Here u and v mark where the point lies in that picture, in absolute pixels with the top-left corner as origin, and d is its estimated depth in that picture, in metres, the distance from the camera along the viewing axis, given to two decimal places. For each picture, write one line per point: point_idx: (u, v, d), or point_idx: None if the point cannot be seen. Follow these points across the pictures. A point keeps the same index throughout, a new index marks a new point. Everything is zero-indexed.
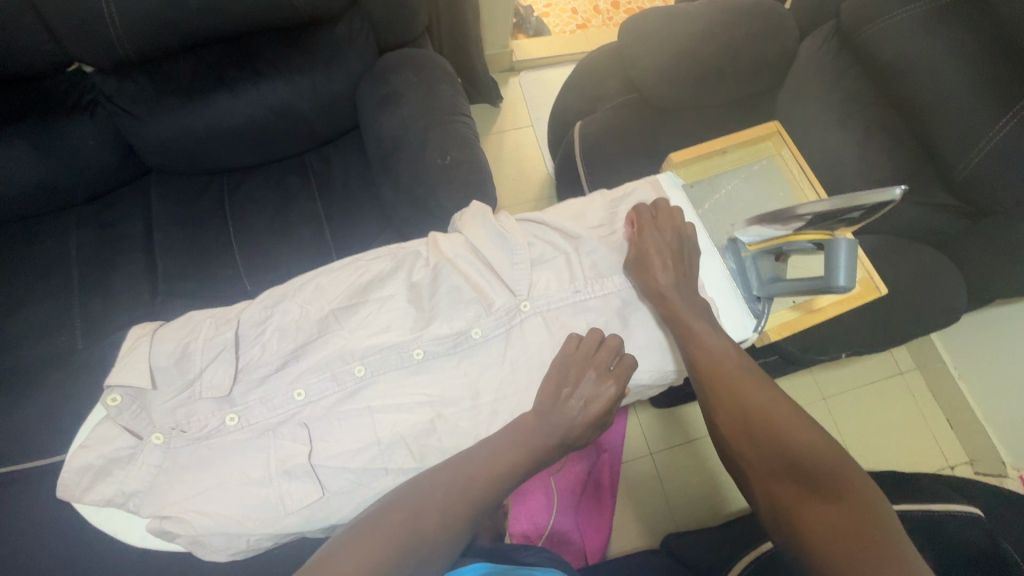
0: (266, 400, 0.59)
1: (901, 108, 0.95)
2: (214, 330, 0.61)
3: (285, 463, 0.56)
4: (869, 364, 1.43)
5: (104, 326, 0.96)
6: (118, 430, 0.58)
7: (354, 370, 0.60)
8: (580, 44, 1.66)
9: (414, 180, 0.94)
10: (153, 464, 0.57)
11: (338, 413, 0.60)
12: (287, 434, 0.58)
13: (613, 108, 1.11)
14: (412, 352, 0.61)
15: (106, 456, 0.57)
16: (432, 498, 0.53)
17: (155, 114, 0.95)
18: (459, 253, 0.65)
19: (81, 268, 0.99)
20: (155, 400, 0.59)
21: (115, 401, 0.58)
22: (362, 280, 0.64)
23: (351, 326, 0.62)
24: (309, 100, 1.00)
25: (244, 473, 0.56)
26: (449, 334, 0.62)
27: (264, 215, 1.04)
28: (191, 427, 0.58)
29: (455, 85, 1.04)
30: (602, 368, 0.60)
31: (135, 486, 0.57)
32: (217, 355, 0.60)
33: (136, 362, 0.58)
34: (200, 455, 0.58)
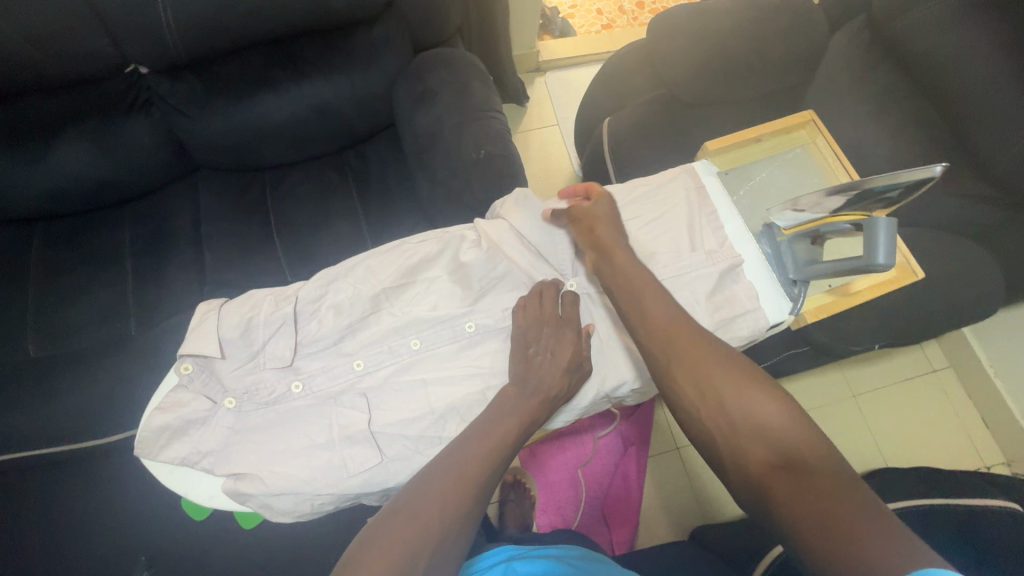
0: (327, 369, 0.63)
1: (936, 99, 0.94)
2: (274, 305, 0.65)
3: (346, 429, 0.60)
4: (900, 361, 1.41)
5: (156, 313, 1.01)
6: (189, 397, 0.62)
7: (410, 343, 0.64)
8: (605, 44, 1.68)
9: (449, 173, 0.97)
10: (226, 426, 0.62)
11: (394, 385, 0.63)
12: (347, 403, 0.62)
13: (641, 104, 1.13)
14: (465, 326, 0.64)
15: (182, 418, 0.61)
16: (464, 469, 0.55)
17: (205, 113, 1.00)
18: (506, 236, 0.68)
19: (136, 257, 1.05)
20: (223, 369, 0.62)
21: (188, 369, 0.62)
22: (411, 262, 0.66)
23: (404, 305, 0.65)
24: (348, 98, 1.04)
25: (308, 438, 0.60)
26: (497, 313, 0.66)
27: (306, 208, 1.09)
28: (260, 391, 0.62)
29: (488, 83, 1.07)
30: (554, 318, 0.63)
31: (210, 446, 0.61)
32: (277, 329, 0.64)
33: (206, 334, 0.62)
34: (268, 418, 0.62)
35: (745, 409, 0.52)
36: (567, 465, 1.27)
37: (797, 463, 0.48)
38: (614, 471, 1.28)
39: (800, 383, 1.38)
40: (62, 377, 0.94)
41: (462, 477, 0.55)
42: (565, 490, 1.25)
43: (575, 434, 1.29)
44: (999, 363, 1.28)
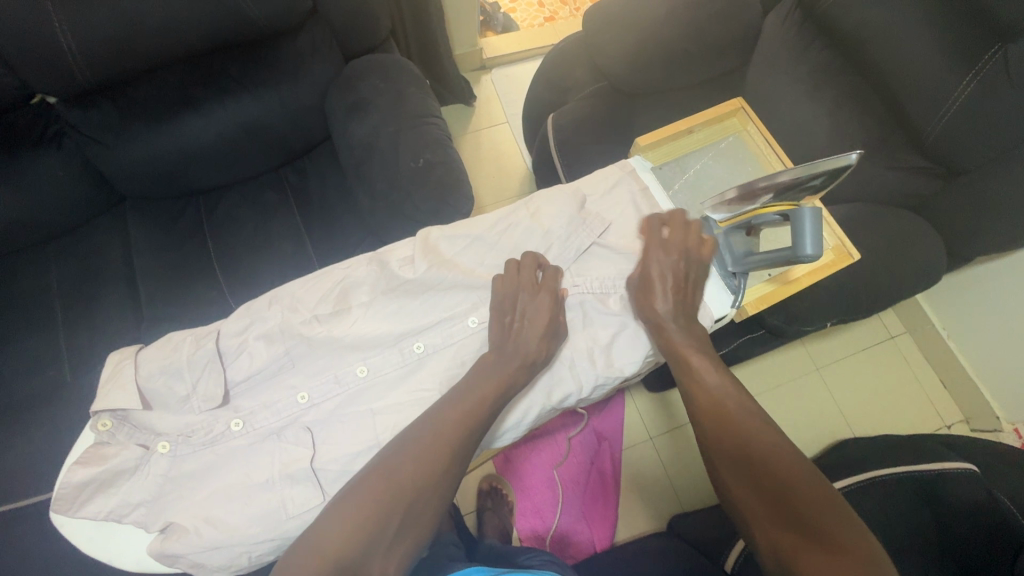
0: (269, 404, 0.60)
1: (869, 75, 0.95)
2: (195, 345, 0.60)
3: (287, 467, 0.55)
4: (859, 331, 1.44)
5: (90, 356, 0.96)
6: (113, 451, 0.57)
7: (356, 371, 0.60)
8: (549, 38, 1.66)
9: (389, 186, 0.94)
10: (159, 474, 0.57)
11: (339, 416, 0.59)
12: (290, 438, 0.58)
13: (584, 98, 1.12)
14: (413, 348, 0.62)
15: (109, 470, 0.56)
16: (440, 432, 0.54)
17: (123, 141, 0.94)
18: (447, 242, 0.65)
19: (63, 299, 0.98)
20: (154, 422, 0.58)
21: (105, 426, 0.57)
22: (340, 285, 0.63)
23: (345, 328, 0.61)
24: (277, 114, 1.00)
25: (247, 477, 0.55)
26: (444, 331, 0.63)
27: (245, 231, 1.04)
28: (196, 432, 0.58)
29: (425, 88, 1.04)
30: (534, 282, 0.62)
31: (141, 496, 0.56)
32: (204, 369, 0.59)
33: (124, 383, 0.57)
34: (204, 461, 0.57)
35: (779, 481, 0.52)
36: (541, 465, 1.27)
37: (823, 536, 0.47)
38: (591, 466, 1.28)
39: (766, 362, 1.40)
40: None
41: (438, 441, 0.54)
42: (542, 492, 1.24)
43: (547, 435, 1.29)
44: (952, 326, 1.32)
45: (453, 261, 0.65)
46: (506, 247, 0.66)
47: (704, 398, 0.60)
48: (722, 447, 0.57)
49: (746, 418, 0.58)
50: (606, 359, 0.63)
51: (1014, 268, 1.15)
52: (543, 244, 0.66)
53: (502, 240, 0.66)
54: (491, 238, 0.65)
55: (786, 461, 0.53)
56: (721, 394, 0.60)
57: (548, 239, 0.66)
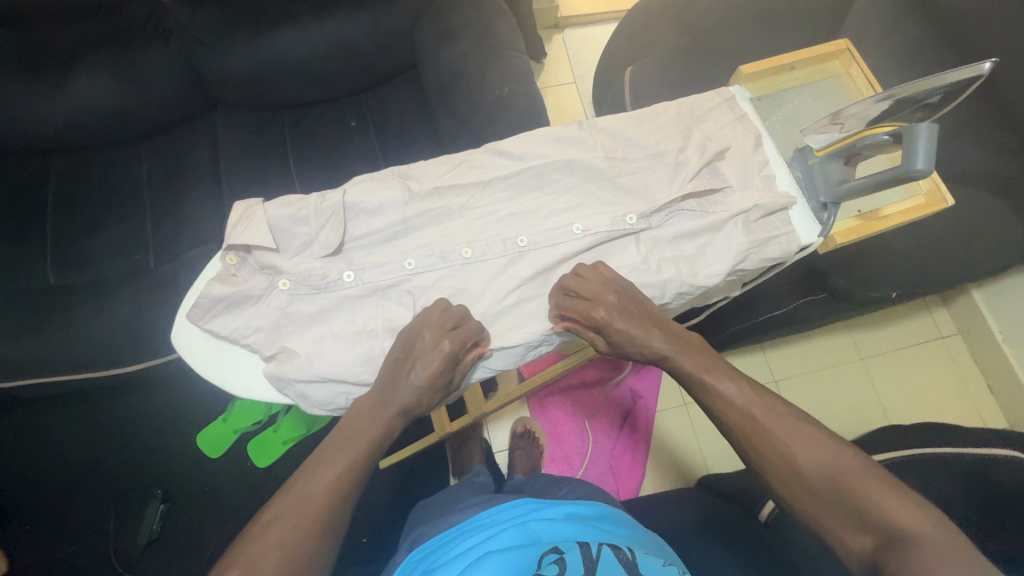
0: (379, 263, 0.60)
1: (968, 50, 0.93)
2: (321, 195, 0.60)
3: (391, 322, 0.59)
4: (910, 326, 1.41)
5: (174, 246, 1.02)
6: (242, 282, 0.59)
7: (462, 252, 0.60)
8: (624, 2, 1.65)
9: (472, 110, 0.96)
10: (278, 307, 0.59)
11: (441, 289, 0.61)
12: (395, 299, 0.60)
13: (665, 53, 1.12)
14: (515, 241, 0.61)
15: (240, 293, 0.57)
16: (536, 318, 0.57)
17: (225, 45, 0.99)
18: (563, 135, 0.63)
19: (154, 192, 1.04)
20: (277, 261, 0.58)
21: (233, 261, 0.59)
22: (459, 164, 0.63)
23: (458, 208, 0.62)
24: (368, 36, 1.02)
25: (355, 324, 0.59)
26: (548, 230, 0.61)
27: (323, 148, 1.09)
28: (313, 277, 0.59)
29: (512, 24, 1.05)
30: (441, 328, 0.55)
31: (260, 324, 0.58)
32: (328, 218, 0.59)
33: (254, 225, 0.56)
34: (320, 304, 0.59)
35: (841, 475, 0.51)
36: (574, 414, 1.30)
37: (907, 539, 0.47)
38: (625, 423, 1.29)
39: (808, 344, 1.40)
40: (84, 303, 0.94)
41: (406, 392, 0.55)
42: (572, 439, 1.28)
43: (585, 388, 1.32)
44: (1008, 328, 1.29)
45: (562, 156, 0.63)
46: (619, 150, 0.63)
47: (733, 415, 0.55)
48: (782, 476, 0.53)
49: (775, 437, 0.54)
50: (692, 268, 0.59)
51: None
52: (656, 157, 0.62)
53: (606, 144, 0.63)
54: (605, 139, 0.63)
55: (842, 460, 0.51)
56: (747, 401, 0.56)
57: (657, 148, 0.62)
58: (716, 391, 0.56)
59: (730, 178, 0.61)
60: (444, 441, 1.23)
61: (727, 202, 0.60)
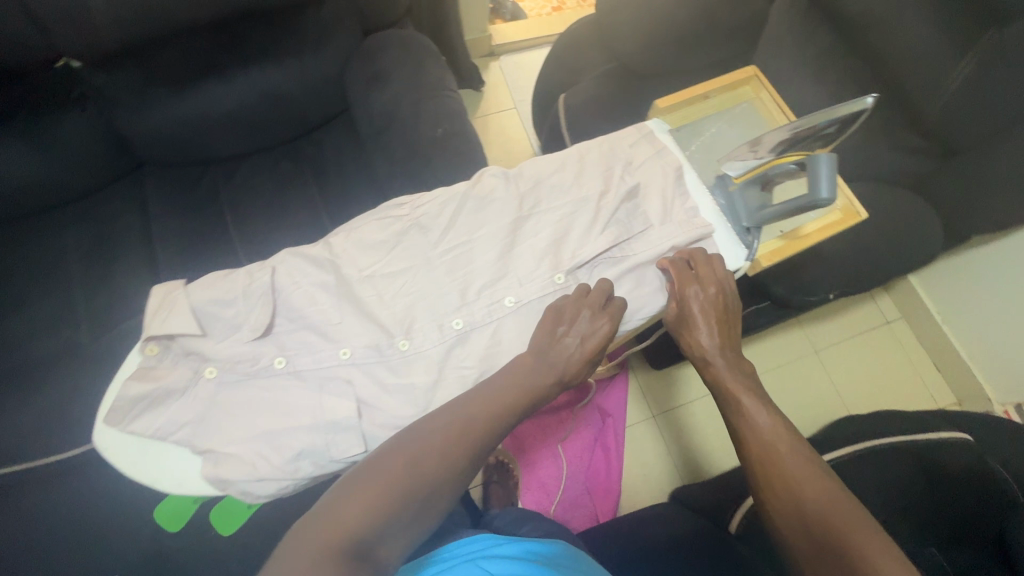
0: (312, 350, 0.56)
1: (874, 58, 0.99)
2: (249, 275, 0.58)
3: (332, 416, 0.53)
4: (857, 315, 1.47)
5: (108, 317, 0.97)
6: (164, 373, 0.55)
7: (399, 344, 0.56)
8: (556, 26, 1.69)
9: (407, 153, 0.96)
10: (204, 397, 0.54)
11: (384, 382, 0.55)
12: (334, 391, 0.54)
13: (595, 78, 1.15)
14: (453, 323, 0.57)
15: (160, 388, 0.53)
16: (489, 394, 0.53)
17: (144, 103, 0.95)
18: (500, 189, 0.62)
19: (82, 263, 0.99)
20: (202, 346, 0.55)
21: (150, 352, 0.55)
22: (402, 231, 0.61)
23: (387, 295, 0.59)
24: (297, 83, 1.00)
25: (291, 420, 0.53)
26: (483, 309, 0.58)
27: (260, 202, 1.05)
28: (241, 362, 0.55)
29: (441, 62, 1.06)
30: (597, 307, 0.57)
31: (185, 418, 0.53)
32: (257, 298, 0.56)
33: (177, 311, 0.55)
34: (248, 394, 0.54)
35: (835, 517, 0.52)
36: (546, 441, 1.28)
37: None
38: (596, 443, 1.29)
39: (764, 343, 1.44)
40: (12, 393, 0.89)
41: (435, 446, 0.50)
42: (546, 465, 1.26)
43: (554, 416, 1.31)
44: (945, 309, 1.36)
45: (500, 206, 0.62)
46: (551, 198, 0.63)
47: (753, 437, 0.61)
48: (780, 504, 0.56)
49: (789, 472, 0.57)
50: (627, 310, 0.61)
51: (1010, 249, 1.18)
52: (591, 205, 0.62)
53: (541, 199, 0.63)
54: (548, 185, 0.64)
55: (840, 505, 0.53)
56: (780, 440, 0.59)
57: (582, 191, 0.63)
58: (748, 414, 0.61)
59: (650, 217, 0.63)
60: None
61: (646, 241, 0.62)
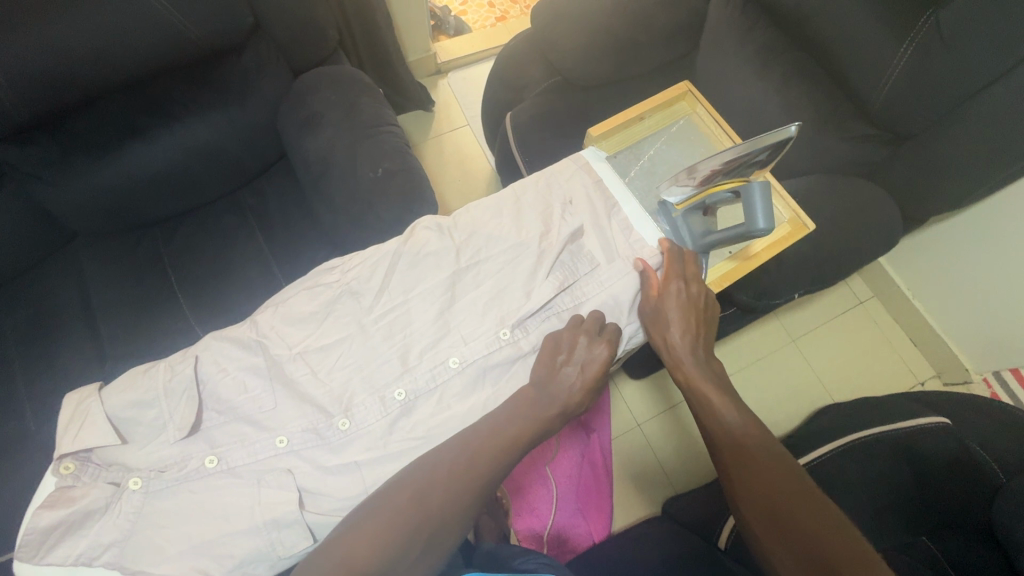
0: (246, 443, 0.57)
1: (813, 49, 0.97)
2: (169, 371, 0.59)
3: (271, 512, 0.53)
4: (829, 300, 1.47)
5: (53, 400, 0.92)
6: (81, 492, 0.55)
7: (338, 423, 0.57)
8: (502, 37, 1.66)
9: (349, 196, 0.92)
10: (132, 510, 0.55)
11: (323, 464, 0.57)
12: (272, 482, 0.56)
13: (539, 94, 1.12)
14: (395, 394, 0.58)
15: (78, 511, 0.54)
16: (438, 467, 0.53)
17: (65, 176, 0.90)
18: (430, 248, 0.63)
19: (21, 346, 0.94)
20: (125, 456, 0.57)
21: (67, 469, 0.56)
22: (333, 302, 0.62)
23: (322, 373, 0.60)
24: (227, 135, 0.98)
25: (226, 524, 0.53)
26: (426, 374, 0.59)
27: (205, 260, 1.01)
28: (169, 468, 0.57)
29: (378, 97, 1.03)
30: (593, 333, 0.60)
31: (112, 536, 0.54)
32: (179, 397, 0.58)
33: (91, 422, 0.56)
34: (180, 501, 0.55)
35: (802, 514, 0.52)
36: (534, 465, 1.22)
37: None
38: (583, 460, 1.26)
39: (741, 338, 1.43)
40: None
41: (443, 487, 0.52)
42: (537, 491, 1.20)
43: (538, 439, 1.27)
44: (915, 285, 1.36)
45: (428, 267, 0.63)
46: (487, 248, 0.64)
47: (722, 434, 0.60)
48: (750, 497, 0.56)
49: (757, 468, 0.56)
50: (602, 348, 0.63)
51: (970, 223, 1.17)
52: (531, 252, 0.63)
53: (475, 250, 0.64)
54: (486, 231, 0.64)
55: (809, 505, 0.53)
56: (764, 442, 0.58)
57: (519, 238, 0.64)
58: (716, 413, 0.61)
59: (595, 256, 0.65)
60: None
61: (593, 283, 0.64)
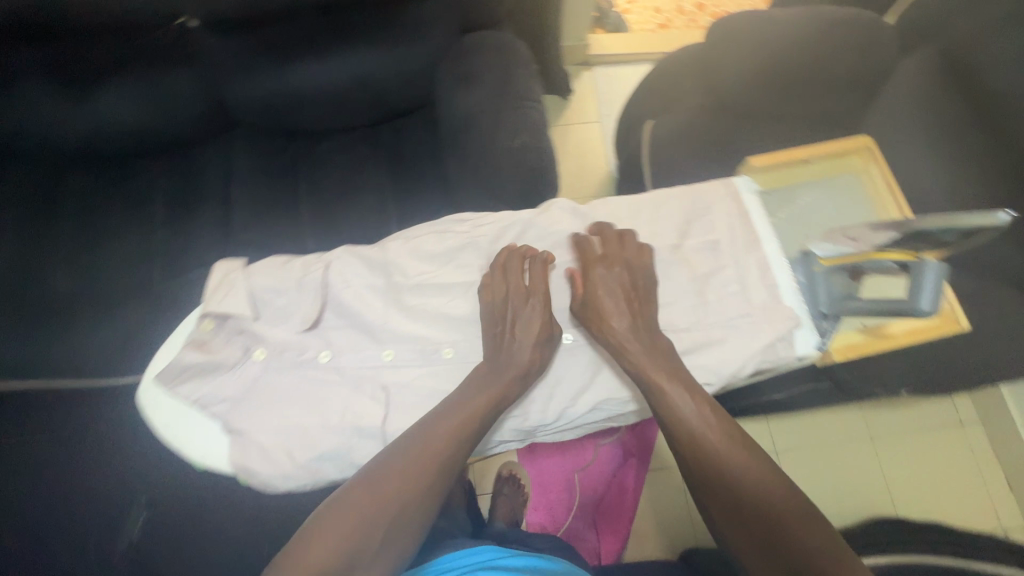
0: (358, 349, 0.62)
1: (1011, 140, 0.87)
2: (305, 267, 0.64)
3: (359, 420, 0.58)
4: (925, 410, 1.34)
5: (180, 263, 1.04)
6: (214, 348, 0.61)
7: (444, 352, 0.62)
8: (659, 44, 1.62)
9: (480, 159, 0.95)
10: (253, 374, 0.61)
11: (417, 387, 0.61)
12: (368, 393, 0.59)
13: (688, 110, 1.09)
14: (504, 345, 0.62)
15: (213, 360, 0.60)
16: (395, 460, 0.54)
17: (245, 72, 0.99)
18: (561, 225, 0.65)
19: (167, 208, 1.07)
20: (252, 327, 0.62)
21: (208, 326, 0.61)
22: (461, 246, 0.65)
23: (437, 309, 0.64)
24: (389, 72, 1.02)
25: (323, 417, 0.58)
26: (536, 338, 0.62)
27: (334, 179, 1.09)
28: (290, 350, 0.62)
29: (532, 72, 1.04)
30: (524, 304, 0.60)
31: (229, 392, 0.60)
32: (310, 291, 0.63)
33: (236, 290, 0.61)
34: (292, 382, 0.60)
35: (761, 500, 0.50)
36: (564, 467, 1.23)
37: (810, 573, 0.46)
38: (613, 478, 1.25)
39: (814, 418, 1.34)
40: (86, 316, 0.98)
41: (397, 480, 0.53)
42: (558, 493, 1.23)
43: (576, 442, 1.25)
44: None
45: (558, 240, 0.65)
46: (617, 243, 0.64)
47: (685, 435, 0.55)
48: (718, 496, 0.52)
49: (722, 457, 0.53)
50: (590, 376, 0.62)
51: None
52: (670, 258, 0.62)
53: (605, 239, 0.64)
54: (621, 225, 0.64)
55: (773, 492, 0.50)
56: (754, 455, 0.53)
57: (656, 241, 0.63)
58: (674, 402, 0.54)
59: (738, 276, 0.60)
60: None
61: (731, 303, 0.59)
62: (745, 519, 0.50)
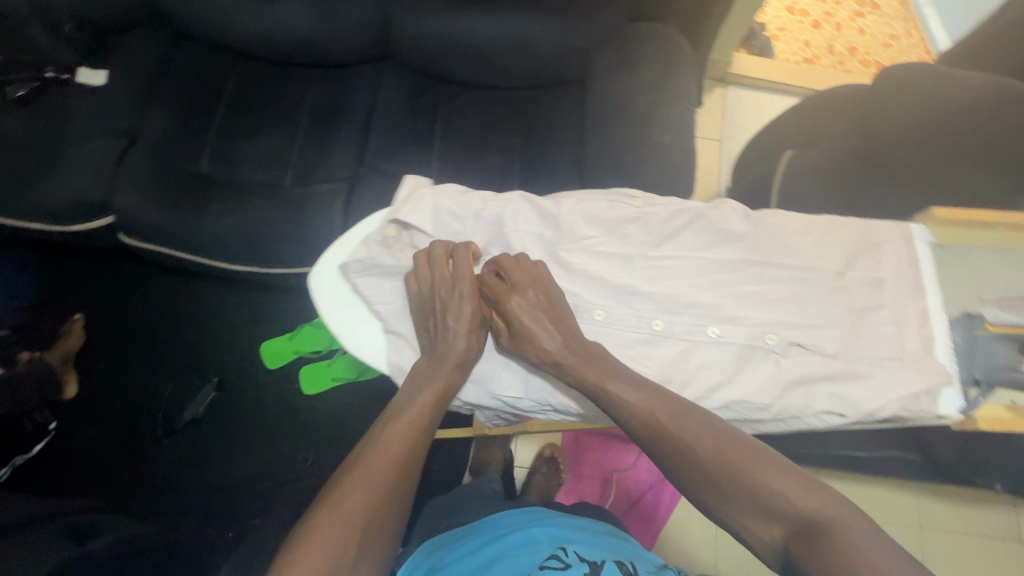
0: None
1: None
2: (484, 202, 0.71)
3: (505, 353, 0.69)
4: (987, 514, 1.27)
5: (311, 173, 1.09)
6: (394, 254, 0.71)
7: (594, 313, 0.65)
8: (800, 78, 1.58)
9: (623, 145, 0.96)
10: None
11: None
12: None
13: (833, 149, 1.07)
14: (652, 322, 0.64)
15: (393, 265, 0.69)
16: (357, 483, 0.56)
17: (419, 9, 1.03)
18: (731, 222, 0.66)
19: (310, 120, 1.13)
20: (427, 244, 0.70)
21: (392, 233, 0.71)
22: (630, 219, 0.68)
23: (595, 272, 0.67)
24: (552, 41, 1.03)
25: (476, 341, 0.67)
26: (685, 324, 0.63)
27: (468, 130, 1.12)
28: None
29: (690, 73, 1.03)
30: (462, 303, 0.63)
31: (398, 296, 0.69)
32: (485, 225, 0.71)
33: (423, 206, 0.69)
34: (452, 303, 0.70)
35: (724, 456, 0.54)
36: (604, 462, 1.28)
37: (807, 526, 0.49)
38: (647, 490, 1.25)
39: (868, 488, 1.29)
40: (216, 201, 1.03)
41: (361, 498, 0.56)
42: (594, 484, 1.26)
43: (621, 441, 1.30)
44: None
45: (724, 237, 0.66)
46: (784, 254, 0.65)
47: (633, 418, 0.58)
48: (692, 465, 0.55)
49: (676, 430, 0.56)
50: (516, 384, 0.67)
51: None
52: (829, 283, 0.63)
53: (770, 248, 0.65)
54: (788, 239, 0.66)
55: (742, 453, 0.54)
56: (725, 438, 0.55)
57: (818, 263, 0.65)
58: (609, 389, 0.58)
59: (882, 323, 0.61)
60: (473, 437, 1.25)
61: (882, 341, 0.60)
62: (732, 499, 0.53)
